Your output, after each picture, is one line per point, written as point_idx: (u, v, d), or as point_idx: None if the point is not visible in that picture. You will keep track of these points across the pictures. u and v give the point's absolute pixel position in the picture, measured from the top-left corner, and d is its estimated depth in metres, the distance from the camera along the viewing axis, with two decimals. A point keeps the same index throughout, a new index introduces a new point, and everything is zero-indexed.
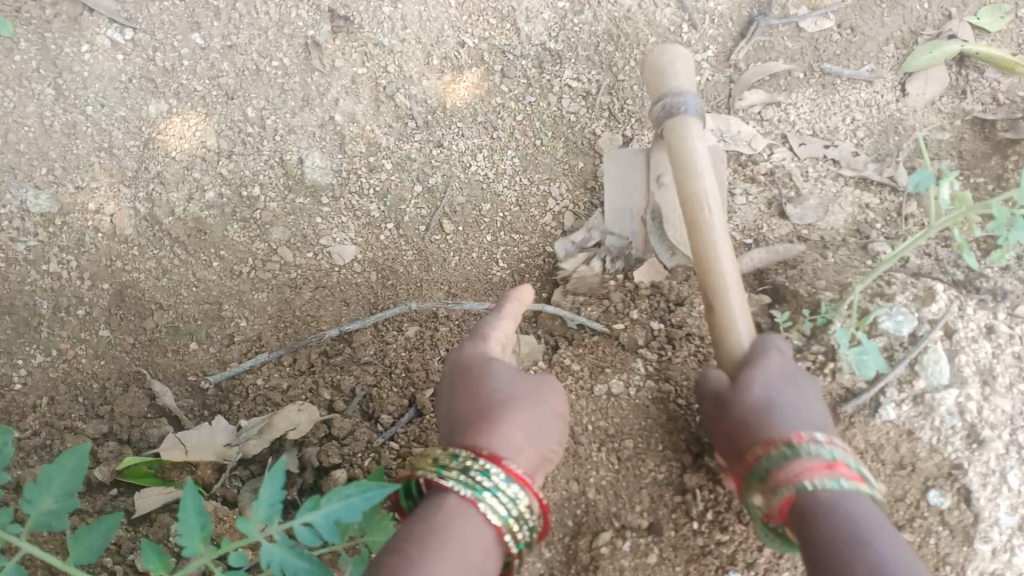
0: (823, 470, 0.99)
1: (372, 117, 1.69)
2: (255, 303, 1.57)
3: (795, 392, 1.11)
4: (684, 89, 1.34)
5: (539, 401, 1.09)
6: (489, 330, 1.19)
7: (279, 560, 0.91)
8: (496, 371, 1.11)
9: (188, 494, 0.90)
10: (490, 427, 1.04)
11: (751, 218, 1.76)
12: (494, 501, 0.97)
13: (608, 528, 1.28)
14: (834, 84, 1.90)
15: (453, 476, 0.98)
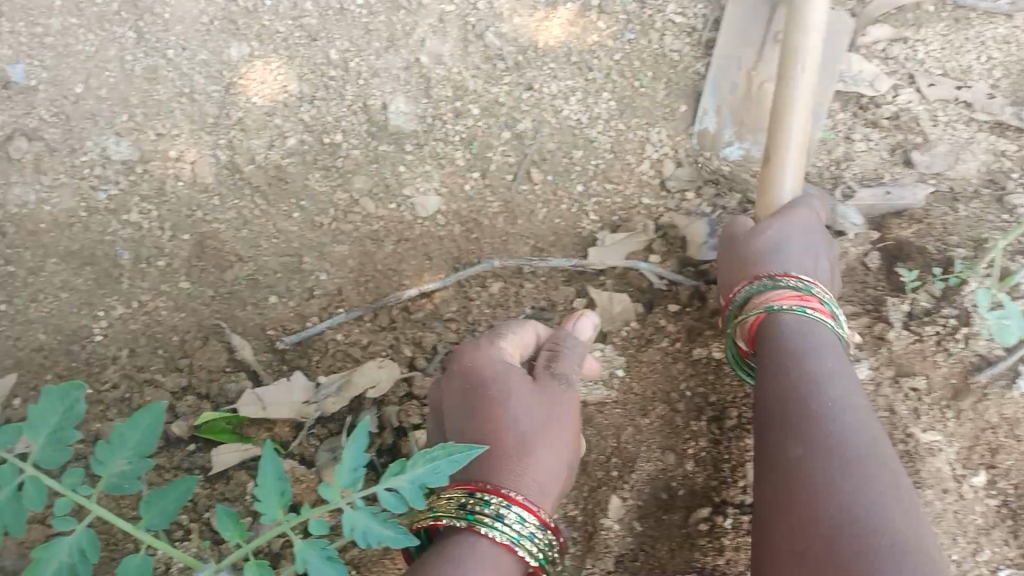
0: (798, 307, 1.19)
1: (460, 59, 1.59)
2: (335, 256, 1.50)
3: (799, 242, 1.28)
4: None
5: (556, 431, 1.10)
6: (508, 335, 1.17)
7: (362, 530, 0.84)
8: (509, 396, 1.10)
9: (266, 456, 0.82)
10: (506, 467, 1.05)
11: (872, 166, 1.62)
12: (524, 547, 0.97)
13: (707, 503, 1.25)
14: (968, 18, 1.69)
15: (487, 522, 0.97)
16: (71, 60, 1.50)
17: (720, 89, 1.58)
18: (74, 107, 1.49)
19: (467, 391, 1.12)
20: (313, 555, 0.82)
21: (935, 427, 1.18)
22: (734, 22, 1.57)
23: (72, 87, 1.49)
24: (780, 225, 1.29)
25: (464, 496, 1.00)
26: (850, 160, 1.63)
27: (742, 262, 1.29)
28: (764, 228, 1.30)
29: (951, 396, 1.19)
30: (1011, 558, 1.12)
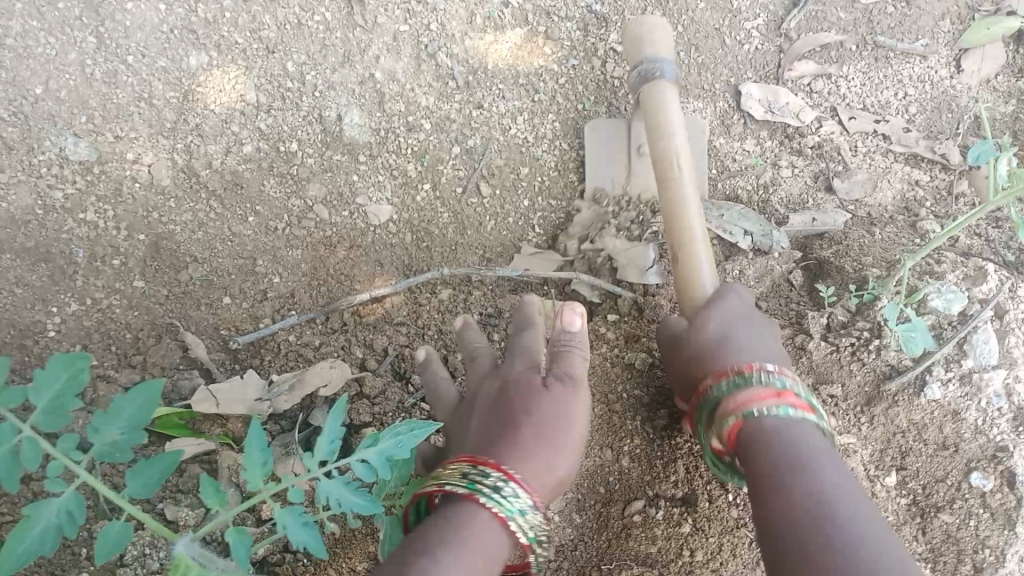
0: (772, 398, 1.08)
1: (413, 77, 1.66)
2: (289, 260, 1.56)
3: (747, 329, 1.25)
4: (662, 58, 1.48)
5: (567, 430, 1.10)
6: (523, 340, 1.22)
7: (337, 497, 0.91)
8: (529, 388, 1.13)
9: (255, 429, 0.89)
10: (516, 451, 1.05)
11: (797, 191, 1.72)
12: (518, 523, 0.97)
13: (640, 497, 1.34)
14: (886, 58, 1.83)
15: (484, 492, 0.96)
16: (32, 61, 1.49)
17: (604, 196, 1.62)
18: (32, 108, 1.49)
19: (494, 381, 1.15)
20: (288, 518, 0.89)
21: (850, 430, 1.26)
22: (597, 141, 1.66)
23: (30, 88, 1.49)
24: (718, 311, 1.27)
25: (467, 469, 1.00)
26: (777, 185, 1.73)
27: (694, 356, 1.25)
28: (705, 319, 1.27)
29: (865, 402, 1.28)
30: (921, 552, 1.22)
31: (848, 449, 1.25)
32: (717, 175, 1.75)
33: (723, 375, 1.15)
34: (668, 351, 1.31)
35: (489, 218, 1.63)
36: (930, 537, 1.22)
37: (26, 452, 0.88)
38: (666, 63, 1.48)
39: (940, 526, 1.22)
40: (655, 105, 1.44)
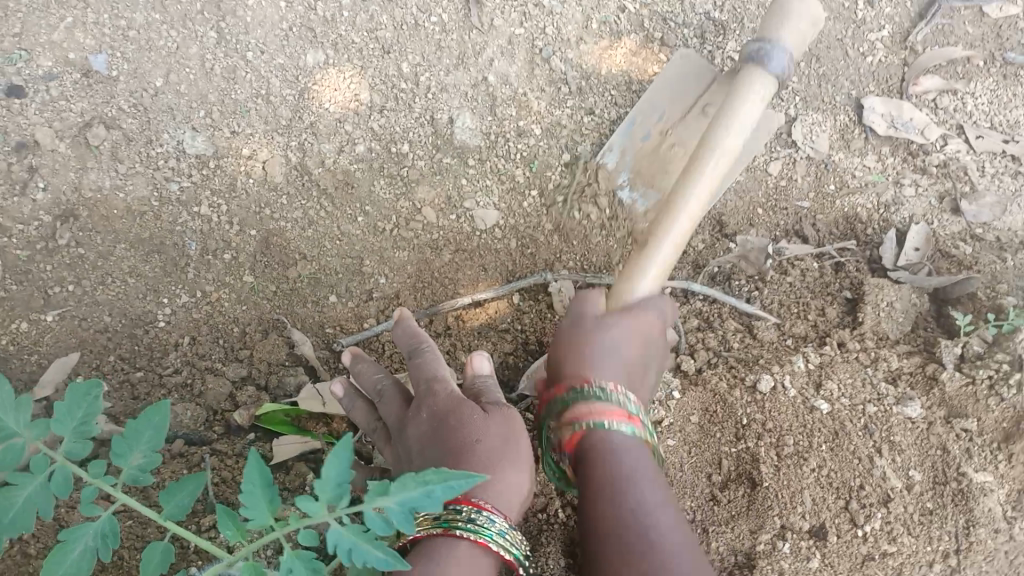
0: (621, 417, 1.05)
1: (526, 80, 1.61)
2: (396, 261, 1.55)
3: (631, 345, 1.16)
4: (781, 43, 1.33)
5: (515, 451, 1.15)
6: (437, 371, 1.24)
7: (348, 547, 0.79)
8: (471, 425, 1.15)
9: (250, 464, 0.77)
10: (478, 474, 1.10)
11: (920, 210, 1.65)
12: (499, 544, 1.02)
13: (769, 527, 1.16)
14: (1016, 75, 1.73)
15: (461, 525, 1.01)
16: (152, 53, 1.51)
17: (634, 134, 1.59)
18: (151, 100, 1.50)
19: (433, 416, 1.19)
20: (297, 563, 0.82)
21: (997, 471, 1.17)
22: (671, 75, 1.60)
23: (151, 81, 1.50)
24: (624, 320, 1.18)
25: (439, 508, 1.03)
26: (899, 204, 1.66)
27: (573, 348, 1.16)
28: (609, 325, 1.17)
29: (1002, 439, 1.19)
30: None
31: (986, 486, 1.16)
32: (835, 192, 1.67)
33: (590, 384, 1.09)
34: (562, 326, 1.23)
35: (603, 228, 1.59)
36: None
37: (59, 482, 0.86)
38: (761, 89, 1.31)
39: None
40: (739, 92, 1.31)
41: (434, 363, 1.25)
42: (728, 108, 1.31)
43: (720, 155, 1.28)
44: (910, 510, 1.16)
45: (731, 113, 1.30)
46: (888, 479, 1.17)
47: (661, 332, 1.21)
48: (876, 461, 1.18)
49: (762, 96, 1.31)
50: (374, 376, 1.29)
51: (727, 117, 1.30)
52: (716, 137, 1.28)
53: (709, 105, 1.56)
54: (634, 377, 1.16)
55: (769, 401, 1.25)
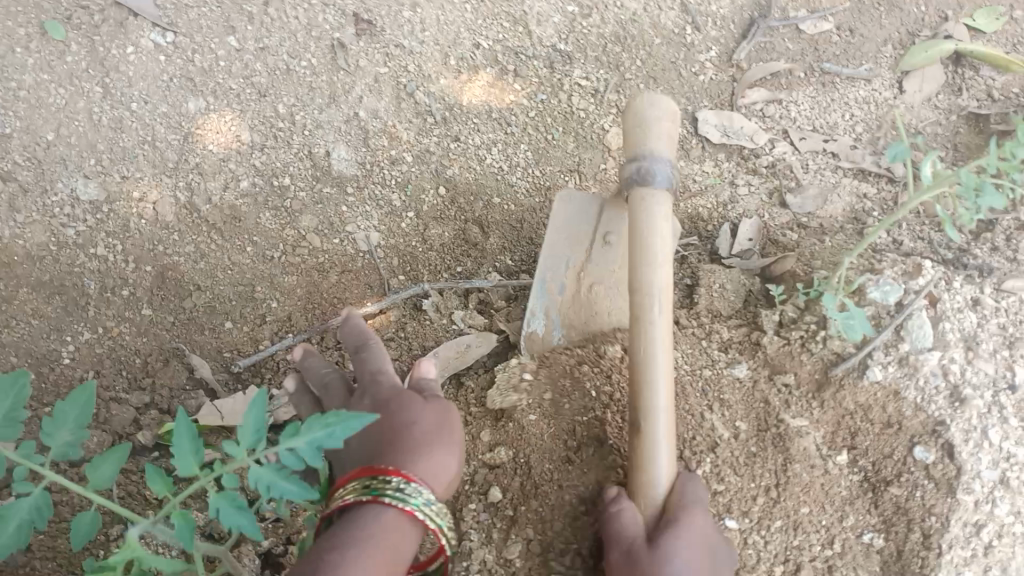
0: None
1: (394, 113, 1.80)
2: (285, 286, 1.67)
3: (702, 559, 1.10)
4: (658, 155, 1.32)
5: (448, 437, 1.21)
6: (379, 367, 1.32)
7: (266, 482, 0.94)
8: (404, 407, 1.22)
9: (180, 420, 0.94)
10: (413, 449, 1.16)
11: (753, 206, 1.89)
12: (426, 513, 1.08)
13: (613, 476, 1.26)
14: (833, 83, 2.05)
15: (390, 492, 1.06)
16: (42, 111, 1.63)
17: (549, 290, 1.49)
18: (44, 153, 1.62)
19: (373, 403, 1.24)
20: (224, 502, 0.92)
21: (810, 416, 1.33)
22: (559, 221, 1.51)
23: (42, 135, 1.62)
24: (685, 539, 1.10)
25: (368, 477, 1.08)
26: (735, 202, 1.90)
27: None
28: (675, 557, 1.08)
29: (815, 388, 1.35)
30: (875, 523, 1.26)
31: (803, 429, 1.31)
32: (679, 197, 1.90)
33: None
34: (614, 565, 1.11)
35: (484, 233, 1.76)
36: (880, 509, 1.26)
37: None
38: (661, 202, 1.30)
39: (889, 498, 1.26)
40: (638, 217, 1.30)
41: (379, 357, 1.33)
42: (636, 235, 1.30)
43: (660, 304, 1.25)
44: (736, 454, 1.29)
45: (648, 247, 1.28)
46: (718, 427, 1.32)
47: (718, 536, 1.14)
48: (706, 412, 1.34)
49: (665, 211, 1.30)
50: (321, 366, 1.35)
51: (645, 255, 1.27)
52: (649, 275, 1.26)
53: (609, 231, 1.49)
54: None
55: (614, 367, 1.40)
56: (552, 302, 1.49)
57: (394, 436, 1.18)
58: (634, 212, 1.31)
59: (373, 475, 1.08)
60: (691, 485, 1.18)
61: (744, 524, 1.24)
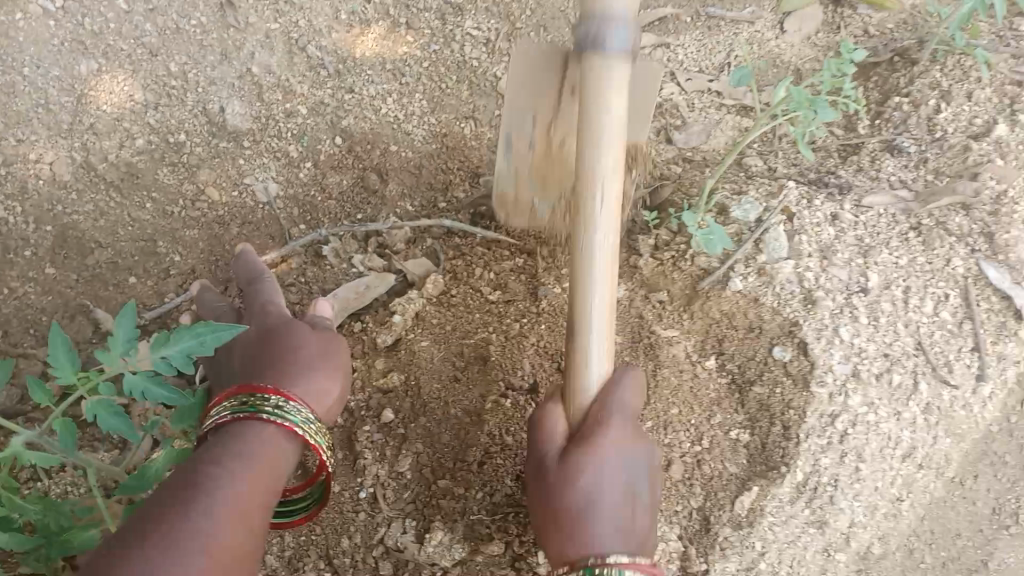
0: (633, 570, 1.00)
1: (287, 68, 1.83)
2: (187, 239, 1.71)
3: (612, 483, 1.08)
4: (618, 12, 1.11)
5: (332, 360, 1.29)
6: (270, 305, 1.41)
7: (140, 389, 1.04)
8: (291, 331, 1.31)
9: (53, 331, 1.02)
10: (291, 372, 1.21)
11: (643, 143, 1.97)
12: (304, 429, 1.13)
13: (495, 388, 1.34)
14: (718, 26, 2.09)
15: (268, 409, 1.10)
16: None
17: (515, 141, 1.43)
18: None
19: (261, 336, 1.32)
20: (101, 408, 1.02)
21: (682, 324, 1.42)
22: (517, 74, 1.35)
23: None
24: (595, 460, 1.08)
25: (246, 394, 1.12)
26: None
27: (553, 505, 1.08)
28: (579, 476, 1.08)
29: (685, 302, 1.44)
30: (740, 421, 1.33)
31: (674, 338, 1.41)
32: None
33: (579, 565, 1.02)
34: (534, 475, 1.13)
35: (383, 180, 1.81)
36: (745, 408, 1.34)
37: None
38: (618, 73, 1.12)
39: (753, 397, 1.34)
40: (592, 65, 1.12)
41: (272, 294, 1.44)
42: (586, 126, 1.13)
43: (605, 179, 1.13)
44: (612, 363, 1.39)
45: (592, 134, 1.13)
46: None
47: (640, 446, 1.12)
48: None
49: (619, 84, 1.12)
50: (217, 304, 1.45)
51: (592, 138, 1.13)
52: (596, 124, 1.12)
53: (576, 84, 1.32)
54: (631, 520, 1.07)
55: (501, 293, 1.49)
56: (520, 158, 1.47)
57: (280, 355, 1.26)
58: (586, 83, 1.13)
59: (251, 393, 1.12)
60: (625, 388, 1.13)
61: None
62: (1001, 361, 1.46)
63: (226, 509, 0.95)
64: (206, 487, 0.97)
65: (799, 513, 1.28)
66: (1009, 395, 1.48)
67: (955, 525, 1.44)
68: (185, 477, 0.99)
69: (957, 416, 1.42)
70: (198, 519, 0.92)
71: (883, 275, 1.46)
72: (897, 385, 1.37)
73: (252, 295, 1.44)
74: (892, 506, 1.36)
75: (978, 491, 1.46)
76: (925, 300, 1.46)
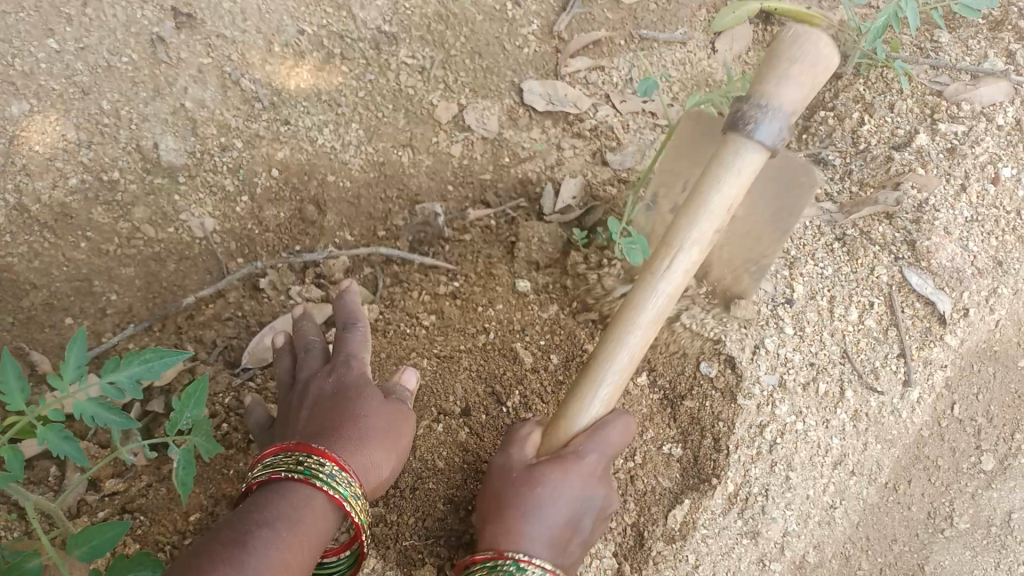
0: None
1: (221, 102, 1.80)
2: (123, 277, 1.67)
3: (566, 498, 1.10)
4: (779, 110, 1.10)
5: (393, 440, 1.17)
6: (353, 357, 1.28)
7: (90, 414, 1.02)
8: (362, 398, 1.19)
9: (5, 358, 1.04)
10: (350, 440, 1.12)
11: (579, 164, 1.94)
12: (352, 504, 1.03)
13: (426, 414, 1.34)
14: (652, 47, 2.09)
15: (321, 477, 1.01)
16: None
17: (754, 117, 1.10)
18: None
19: (334, 388, 1.21)
20: (51, 434, 1.02)
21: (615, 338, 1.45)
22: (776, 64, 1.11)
23: None
24: (559, 477, 1.10)
25: (302, 455, 1.04)
26: (561, 164, 1.93)
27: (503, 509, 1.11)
28: (543, 484, 1.10)
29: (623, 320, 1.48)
30: (673, 436, 1.38)
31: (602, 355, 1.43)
32: (510, 162, 1.92)
33: (503, 555, 1.04)
34: (496, 484, 1.15)
35: (320, 211, 1.81)
36: (677, 421, 1.38)
37: None
38: (749, 166, 1.13)
39: (685, 411, 1.38)
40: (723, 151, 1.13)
41: (359, 345, 1.30)
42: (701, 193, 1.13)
43: (690, 246, 1.13)
44: (544, 385, 1.40)
45: (701, 205, 1.13)
46: (521, 358, 1.43)
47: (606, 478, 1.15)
48: (513, 347, 1.44)
49: (746, 175, 1.13)
50: (311, 331, 1.34)
51: (701, 202, 1.13)
52: (703, 199, 1.13)
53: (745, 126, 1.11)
54: (560, 544, 1.10)
55: (437, 319, 1.48)
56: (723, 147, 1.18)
57: (343, 428, 1.14)
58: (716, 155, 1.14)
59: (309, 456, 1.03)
60: (620, 426, 1.14)
61: None
62: (928, 366, 1.49)
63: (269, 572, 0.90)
64: (255, 548, 0.92)
65: (732, 523, 1.31)
66: (939, 399, 1.51)
67: (892, 530, 1.43)
68: (232, 531, 0.94)
69: (886, 421, 1.45)
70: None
71: (809, 287, 1.49)
72: (824, 393, 1.41)
73: (339, 346, 1.29)
74: (826, 514, 1.38)
75: (913, 496, 1.46)
76: (850, 309, 1.48)
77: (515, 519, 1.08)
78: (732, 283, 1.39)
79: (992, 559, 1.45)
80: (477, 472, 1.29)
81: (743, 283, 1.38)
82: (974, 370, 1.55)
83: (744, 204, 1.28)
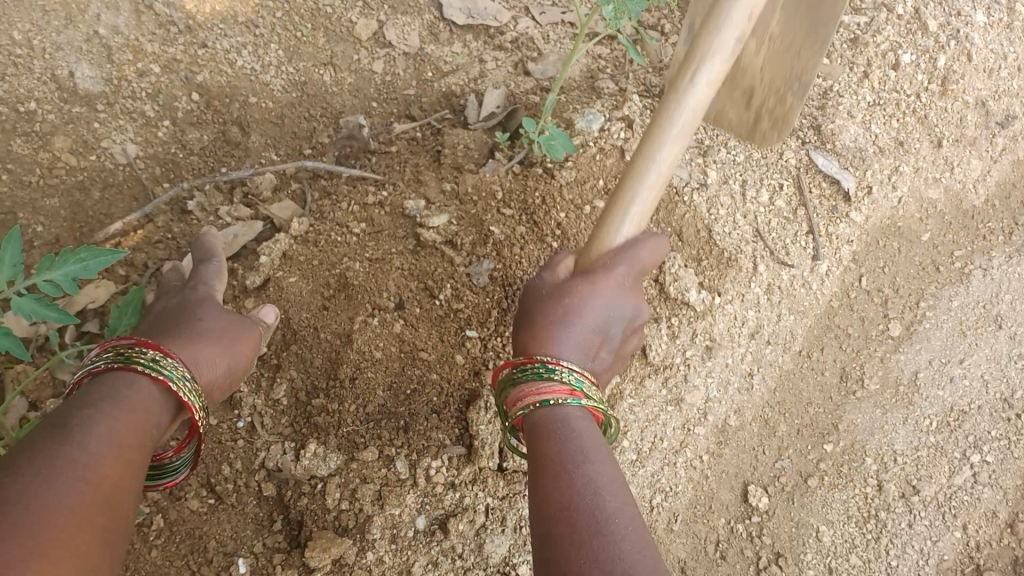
0: (563, 391, 1.00)
1: (134, 28, 1.75)
2: (48, 209, 1.60)
3: (603, 313, 1.13)
4: None
5: (230, 340, 1.20)
6: (199, 280, 1.31)
7: (29, 311, 1.12)
8: (200, 310, 1.22)
9: None
10: (183, 337, 1.14)
11: (501, 78, 1.92)
12: (178, 385, 1.04)
13: (362, 309, 1.40)
14: None
15: (144, 360, 1.02)
16: None
17: None
18: None
19: (173, 306, 1.24)
20: None
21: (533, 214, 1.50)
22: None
23: None
24: (593, 292, 1.13)
25: (123, 347, 1.03)
26: (484, 76, 1.92)
27: (535, 313, 1.15)
28: (577, 290, 1.14)
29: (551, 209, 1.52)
30: None
31: (527, 233, 1.49)
32: (433, 77, 1.93)
33: (534, 360, 1.03)
34: (526, 302, 1.19)
35: (244, 133, 1.79)
36: None
37: None
38: None
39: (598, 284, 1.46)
40: None
41: (214, 269, 1.34)
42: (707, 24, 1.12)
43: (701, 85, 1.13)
44: (473, 279, 1.44)
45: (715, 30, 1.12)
46: (450, 255, 1.46)
47: (632, 297, 1.18)
48: (443, 244, 1.46)
49: None
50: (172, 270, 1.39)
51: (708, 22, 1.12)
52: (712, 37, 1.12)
53: None
54: (592, 353, 1.12)
55: (367, 227, 1.49)
56: None
57: (178, 328, 1.17)
58: None
59: (126, 344, 1.03)
60: (644, 243, 1.19)
61: (484, 332, 1.41)
62: (835, 241, 1.60)
63: (100, 443, 0.88)
64: (81, 424, 0.90)
65: (657, 393, 1.41)
66: (847, 272, 1.61)
67: (807, 394, 1.52)
68: (56, 416, 0.92)
69: (798, 293, 1.55)
70: (70, 450, 0.85)
71: (721, 172, 1.57)
72: (738, 271, 1.51)
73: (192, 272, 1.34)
74: (743, 381, 1.48)
75: (826, 361, 1.55)
76: (762, 192, 1.57)
77: (549, 325, 1.11)
78: (778, 103, 1.53)
79: (900, 414, 1.53)
80: (413, 359, 1.37)
81: (786, 103, 1.52)
82: (881, 244, 1.64)
83: (782, 20, 1.42)
